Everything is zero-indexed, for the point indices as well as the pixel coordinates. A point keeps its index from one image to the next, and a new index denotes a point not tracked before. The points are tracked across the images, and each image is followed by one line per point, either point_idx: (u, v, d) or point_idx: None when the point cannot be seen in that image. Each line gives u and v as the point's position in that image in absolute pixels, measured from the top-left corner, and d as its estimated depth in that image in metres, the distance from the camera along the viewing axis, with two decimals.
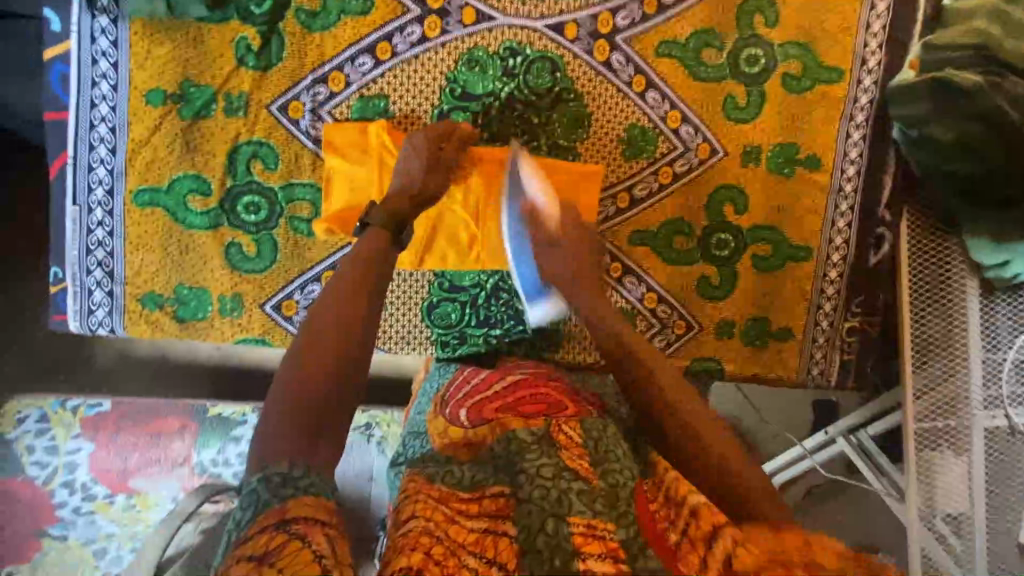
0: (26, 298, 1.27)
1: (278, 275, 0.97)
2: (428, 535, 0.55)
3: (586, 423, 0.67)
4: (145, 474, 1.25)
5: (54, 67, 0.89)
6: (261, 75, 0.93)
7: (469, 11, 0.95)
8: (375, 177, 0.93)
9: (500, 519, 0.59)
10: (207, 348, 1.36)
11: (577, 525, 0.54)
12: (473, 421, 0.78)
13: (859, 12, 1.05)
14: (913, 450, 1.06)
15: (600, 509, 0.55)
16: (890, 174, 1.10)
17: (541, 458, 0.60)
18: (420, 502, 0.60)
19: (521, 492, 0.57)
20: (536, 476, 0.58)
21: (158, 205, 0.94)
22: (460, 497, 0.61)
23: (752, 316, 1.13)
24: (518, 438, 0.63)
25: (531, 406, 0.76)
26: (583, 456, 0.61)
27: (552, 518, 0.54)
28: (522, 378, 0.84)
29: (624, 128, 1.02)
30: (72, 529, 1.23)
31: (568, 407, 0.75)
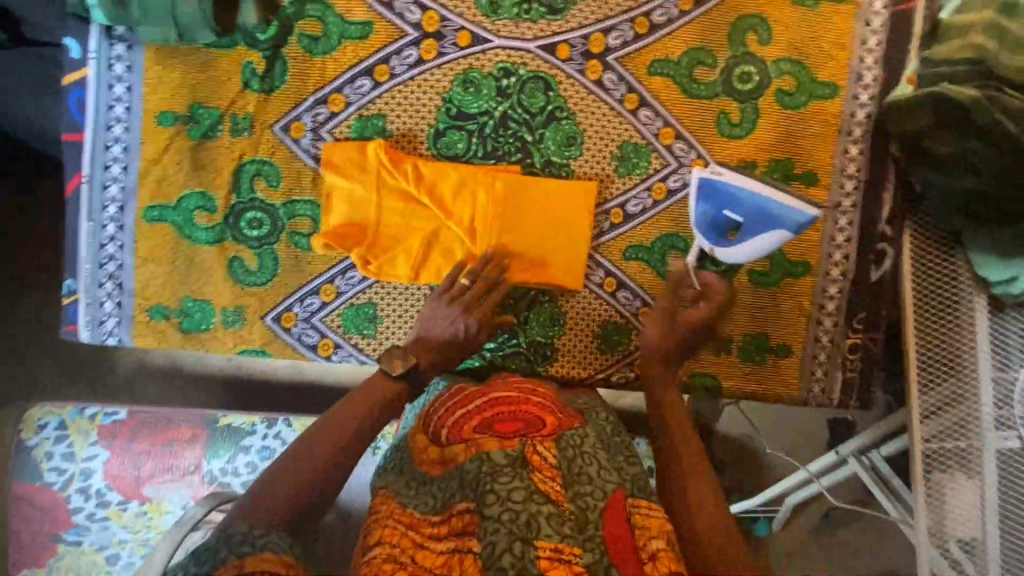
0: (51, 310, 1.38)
1: (278, 289, 1.01)
2: (393, 561, 0.69)
3: (562, 442, 0.78)
4: (158, 482, 1.29)
5: (72, 92, 0.95)
6: (265, 97, 0.97)
7: (464, 34, 0.98)
8: (373, 195, 0.97)
9: (465, 538, 0.71)
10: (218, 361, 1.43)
11: (543, 549, 0.65)
12: (452, 440, 0.81)
13: (853, 27, 1.05)
14: (925, 474, 1.03)
15: (567, 533, 0.67)
16: (890, 189, 1.10)
17: (513, 482, 0.70)
18: (389, 528, 0.73)
19: (490, 511, 0.68)
20: (507, 500, 0.68)
21: (166, 221, 0.98)
22: (430, 521, 0.75)
23: (750, 332, 1.12)
24: (492, 460, 0.73)
25: (509, 423, 0.81)
26: (554, 481, 0.73)
27: (520, 542, 0.65)
28: (500, 395, 0.86)
29: (617, 145, 1.04)
30: (87, 534, 1.27)
31: (545, 423, 0.82)
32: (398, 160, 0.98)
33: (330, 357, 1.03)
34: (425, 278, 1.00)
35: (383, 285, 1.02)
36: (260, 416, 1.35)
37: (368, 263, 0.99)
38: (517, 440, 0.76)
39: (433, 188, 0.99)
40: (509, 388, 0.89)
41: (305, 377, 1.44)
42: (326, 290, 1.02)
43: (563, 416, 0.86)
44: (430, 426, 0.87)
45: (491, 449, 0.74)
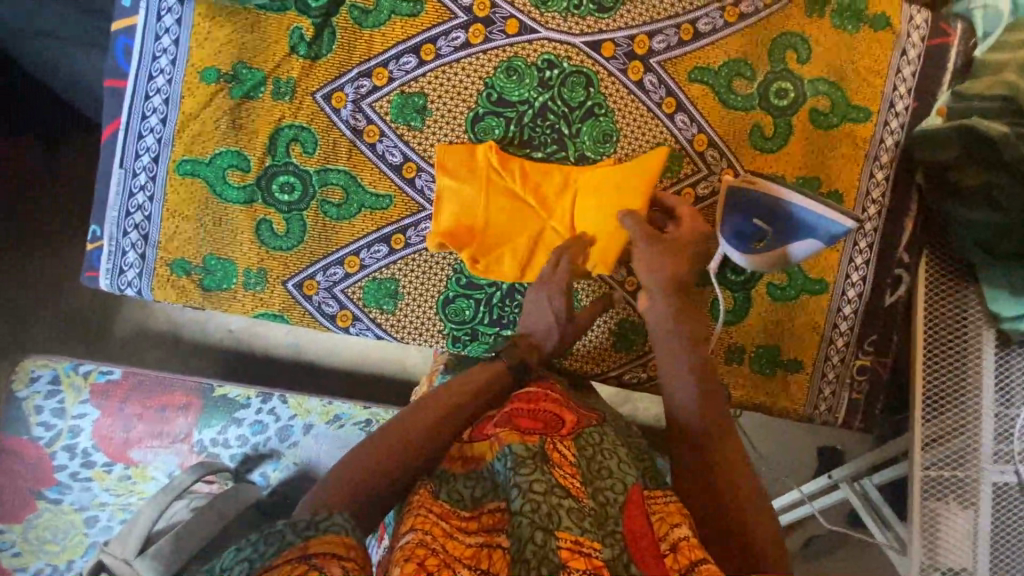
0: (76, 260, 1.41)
1: (304, 255, 1.01)
2: (425, 547, 0.66)
3: (581, 441, 0.80)
4: (145, 446, 1.29)
5: (119, 39, 0.95)
6: (310, 64, 0.97)
7: (512, 22, 1.00)
8: (483, 195, 1.00)
9: (494, 534, 0.72)
10: (218, 330, 1.44)
11: (564, 540, 0.65)
12: (473, 437, 0.83)
13: (889, 56, 1.07)
14: (919, 501, 1.04)
15: (587, 528, 0.67)
16: (911, 217, 1.11)
17: (534, 474, 0.71)
18: (421, 516, 0.72)
19: (516, 505, 0.69)
20: (528, 491, 0.69)
21: (198, 176, 0.98)
22: (460, 513, 0.74)
23: (765, 344, 1.12)
24: (514, 453, 0.74)
25: (527, 421, 0.81)
26: (574, 477, 0.74)
27: (542, 531, 0.66)
28: (519, 393, 0.88)
29: (651, 146, 1.05)
30: (67, 495, 1.26)
31: (563, 422, 0.83)
32: (506, 161, 1.01)
33: (348, 329, 1.03)
34: (527, 274, 1.02)
35: (407, 262, 1.03)
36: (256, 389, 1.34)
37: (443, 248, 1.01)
38: (536, 436, 0.77)
39: (539, 188, 1.02)
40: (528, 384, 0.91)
41: (308, 354, 1.45)
42: (350, 262, 1.02)
43: (581, 415, 0.87)
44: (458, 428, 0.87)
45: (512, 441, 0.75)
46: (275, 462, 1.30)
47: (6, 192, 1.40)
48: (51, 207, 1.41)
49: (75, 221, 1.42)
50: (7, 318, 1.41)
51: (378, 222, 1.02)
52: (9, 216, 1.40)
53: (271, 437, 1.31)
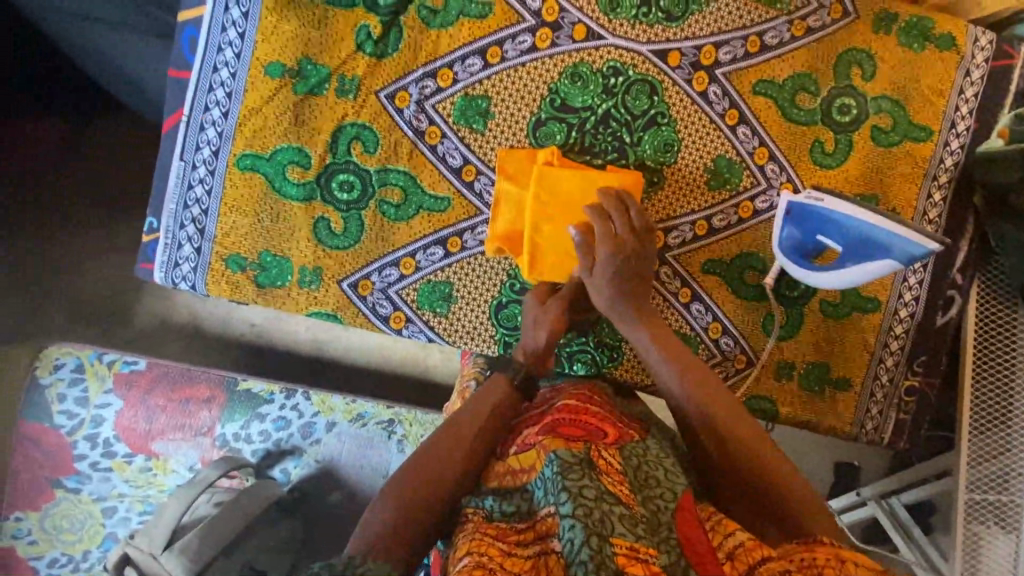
0: (110, 248, 1.39)
1: (359, 255, 1.00)
2: (482, 568, 0.63)
3: (625, 451, 0.77)
4: (167, 439, 1.27)
5: (186, 30, 0.94)
6: (375, 62, 0.96)
7: (580, 28, 0.99)
8: (531, 199, 0.97)
9: (549, 541, 0.66)
10: (247, 323, 1.42)
11: (619, 547, 0.61)
12: (522, 448, 0.79)
13: (954, 76, 1.06)
14: (961, 521, 1.04)
15: (641, 534, 0.63)
16: (967, 238, 1.10)
17: (582, 480, 0.67)
18: (477, 539, 0.68)
19: (566, 509, 0.64)
20: (579, 495, 0.65)
21: (257, 171, 0.96)
22: (515, 528, 0.70)
23: (814, 361, 1.12)
24: (561, 458, 0.70)
25: (571, 429, 0.80)
26: (622, 484, 0.70)
27: (597, 537, 0.61)
28: (564, 404, 0.86)
29: (712, 158, 1.04)
30: (87, 484, 1.25)
31: (606, 433, 0.81)
32: (564, 170, 0.98)
33: (400, 331, 1.02)
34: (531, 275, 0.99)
35: (463, 266, 1.02)
36: (280, 384, 1.32)
37: (502, 254, 1.00)
38: (581, 445, 0.75)
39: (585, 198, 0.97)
40: (573, 396, 0.89)
41: (334, 351, 1.43)
42: (406, 263, 1.01)
43: (625, 430, 0.84)
44: (502, 445, 0.84)
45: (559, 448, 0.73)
46: (297, 459, 1.29)
47: (40, 176, 1.38)
48: (57, 199, 1.38)
49: (110, 208, 1.40)
50: (33, 303, 1.38)
51: (436, 224, 1.00)
52: (44, 201, 1.38)
53: (293, 434, 1.30)
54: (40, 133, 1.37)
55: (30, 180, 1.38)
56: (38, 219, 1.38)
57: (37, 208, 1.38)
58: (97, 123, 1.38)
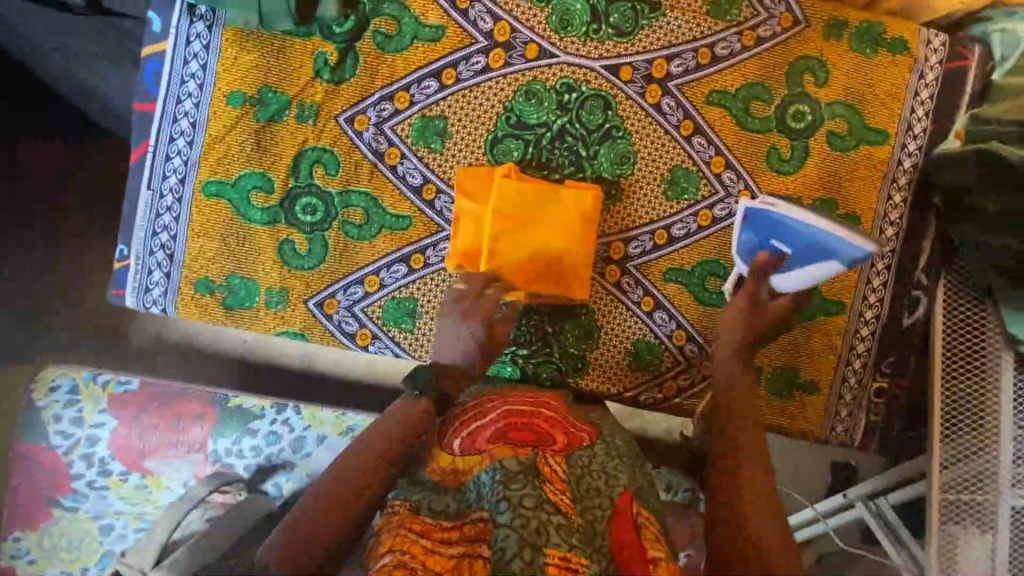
0: (96, 272, 1.42)
1: (325, 274, 1.02)
2: (403, 568, 0.67)
3: (572, 459, 0.80)
4: (159, 456, 1.30)
5: (150, 63, 0.97)
6: (334, 88, 0.99)
7: (532, 46, 1.01)
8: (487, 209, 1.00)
9: (476, 544, 0.71)
10: (230, 339, 1.44)
11: (552, 556, 0.65)
12: (465, 450, 0.83)
13: (907, 79, 1.07)
14: (936, 521, 1.03)
15: (575, 544, 0.67)
16: (928, 239, 1.11)
17: (524, 489, 0.71)
18: (401, 536, 0.71)
19: (502, 519, 0.69)
20: (518, 506, 0.69)
21: (223, 198, 1.00)
22: (441, 525, 0.74)
23: (782, 365, 1.13)
24: (506, 468, 0.74)
25: (521, 434, 0.82)
26: (564, 493, 0.73)
27: (530, 548, 0.65)
28: (514, 406, 0.88)
29: (668, 168, 1.06)
30: (84, 502, 1.28)
31: (556, 439, 0.84)
32: (521, 184, 1.00)
33: (367, 347, 1.05)
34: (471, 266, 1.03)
35: (426, 282, 1.04)
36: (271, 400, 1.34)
37: (463, 269, 1.03)
38: (530, 449, 0.78)
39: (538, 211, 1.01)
40: (524, 400, 0.91)
41: (318, 365, 1.45)
42: (370, 281, 1.03)
43: (573, 433, 0.86)
44: (445, 439, 0.86)
45: (506, 456, 0.76)
46: (287, 474, 1.32)
47: (52, 180, 1.42)
48: (49, 224, 1.42)
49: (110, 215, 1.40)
50: (26, 330, 1.42)
51: (398, 242, 1.03)
52: (55, 203, 1.42)
53: (284, 449, 1.32)
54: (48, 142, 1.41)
55: (17, 205, 1.42)
56: (37, 233, 1.42)
57: (27, 233, 1.43)
58: (79, 149, 1.42)
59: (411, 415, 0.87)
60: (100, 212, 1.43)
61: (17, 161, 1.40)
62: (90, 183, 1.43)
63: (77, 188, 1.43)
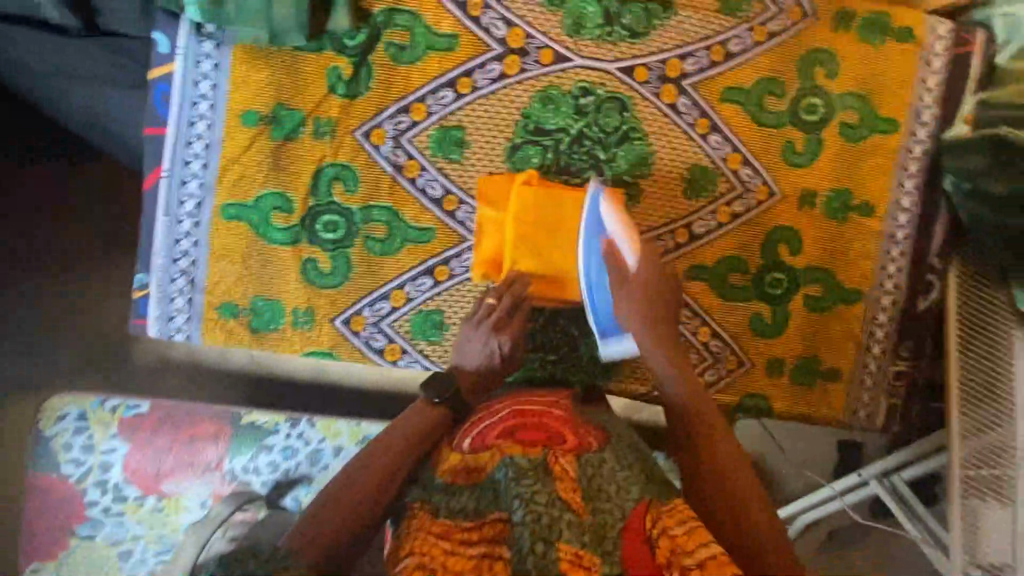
0: (101, 297, 1.39)
1: (350, 291, 1.01)
2: (422, 570, 0.67)
3: (583, 458, 0.79)
4: (176, 478, 1.28)
5: (158, 86, 0.95)
6: (349, 102, 0.98)
7: (547, 52, 1.01)
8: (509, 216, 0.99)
9: (496, 544, 0.71)
10: (240, 357, 1.42)
11: (564, 552, 0.67)
12: (476, 447, 0.83)
13: (915, 67, 1.09)
14: (957, 497, 1.05)
15: (587, 542, 0.68)
16: (941, 223, 1.12)
17: (535, 485, 0.73)
18: (419, 540, 0.71)
19: (517, 516, 0.70)
20: (530, 501, 0.71)
21: (243, 219, 0.98)
22: (461, 526, 0.72)
23: (802, 355, 1.14)
24: (517, 463, 0.76)
25: (531, 433, 0.83)
26: (575, 491, 0.74)
27: (543, 542, 0.68)
28: (523, 404, 0.88)
29: (686, 167, 1.06)
30: (100, 529, 1.26)
31: (565, 437, 0.83)
32: (542, 188, 1.00)
33: (396, 362, 1.04)
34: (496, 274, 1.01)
35: (452, 293, 1.04)
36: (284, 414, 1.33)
37: (488, 278, 1.02)
38: (539, 451, 0.79)
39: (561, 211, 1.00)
40: (537, 398, 0.90)
41: (332, 378, 1.43)
42: (396, 296, 1.03)
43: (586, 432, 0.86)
44: (457, 438, 0.86)
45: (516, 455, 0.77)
46: (307, 486, 1.29)
47: (52, 180, 1.37)
48: (50, 251, 1.38)
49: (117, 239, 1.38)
50: (21, 351, 1.38)
51: (422, 255, 1.02)
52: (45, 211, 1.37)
53: (301, 462, 1.30)
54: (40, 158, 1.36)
55: (13, 230, 1.38)
56: (35, 259, 1.38)
57: (20, 251, 1.38)
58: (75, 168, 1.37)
59: (419, 420, 0.88)
60: (90, 229, 1.38)
61: (14, 187, 1.36)
62: (89, 184, 1.37)
63: (75, 188, 1.37)
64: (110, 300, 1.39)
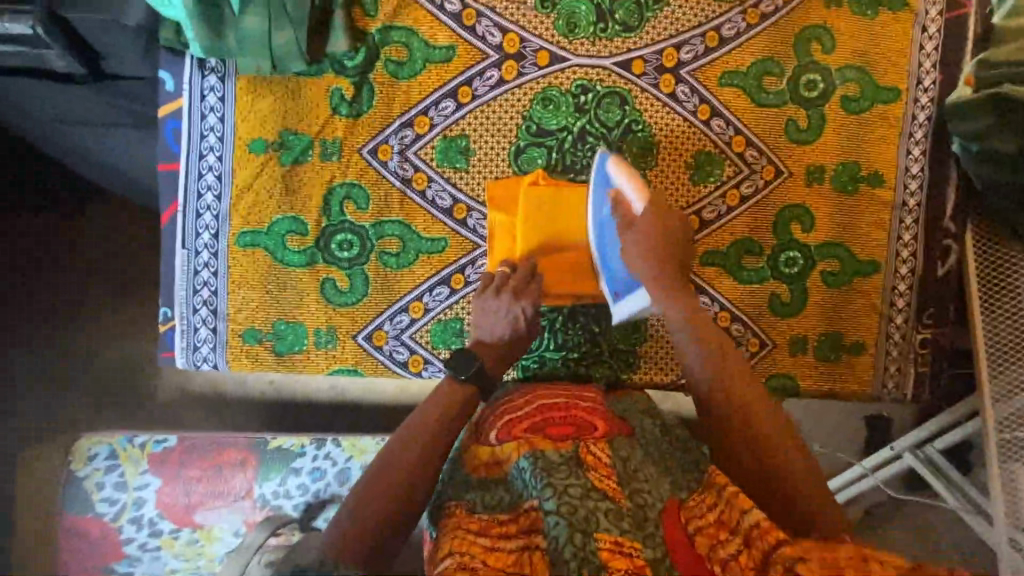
0: (123, 335, 1.41)
1: (369, 307, 1.02)
2: (465, 568, 0.67)
3: (614, 445, 0.83)
4: (207, 508, 1.28)
5: (167, 122, 0.96)
6: (352, 121, 0.99)
7: (543, 53, 1.02)
8: (520, 218, 1.00)
9: (532, 535, 0.71)
10: (261, 383, 1.42)
11: (603, 541, 0.66)
12: (502, 439, 0.85)
13: (911, 34, 1.09)
14: (995, 462, 1.04)
15: (626, 529, 0.68)
16: (952, 187, 1.12)
17: (569, 479, 0.73)
18: (458, 538, 0.71)
19: (550, 505, 0.69)
20: (564, 493, 0.70)
21: (259, 246, 0.99)
22: (498, 520, 0.74)
23: (824, 331, 1.13)
24: (547, 458, 0.76)
25: (560, 429, 0.85)
26: (610, 479, 0.75)
27: (580, 533, 0.66)
28: (549, 401, 0.91)
29: (691, 155, 1.07)
30: (139, 565, 1.26)
31: (597, 428, 0.87)
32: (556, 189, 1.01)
33: (420, 373, 1.04)
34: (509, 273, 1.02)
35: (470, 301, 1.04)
36: (309, 436, 1.33)
37: None
38: (569, 441, 0.81)
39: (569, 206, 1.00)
40: (558, 393, 0.93)
41: (350, 397, 1.43)
42: (415, 307, 1.03)
43: (612, 423, 0.89)
44: (483, 432, 0.88)
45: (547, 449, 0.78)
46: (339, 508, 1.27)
47: (63, 231, 1.39)
48: (69, 296, 1.40)
49: (135, 277, 1.41)
50: (50, 396, 1.40)
51: (437, 265, 1.03)
52: (64, 259, 1.40)
53: (331, 483, 1.31)
54: (45, 213, 1.38)
55: (23, 287, 1.40)
56: (54, 305, 1.40)
57: (41, 300, 1.40)
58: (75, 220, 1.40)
59: (450, 398, 0.88)
60: (108, 273, 1.41)
61: (30, 236, 1.39)
62: (102, 230, 1.39)
63: (90, 236, 1.40)
64: (132, 338, 1.42)
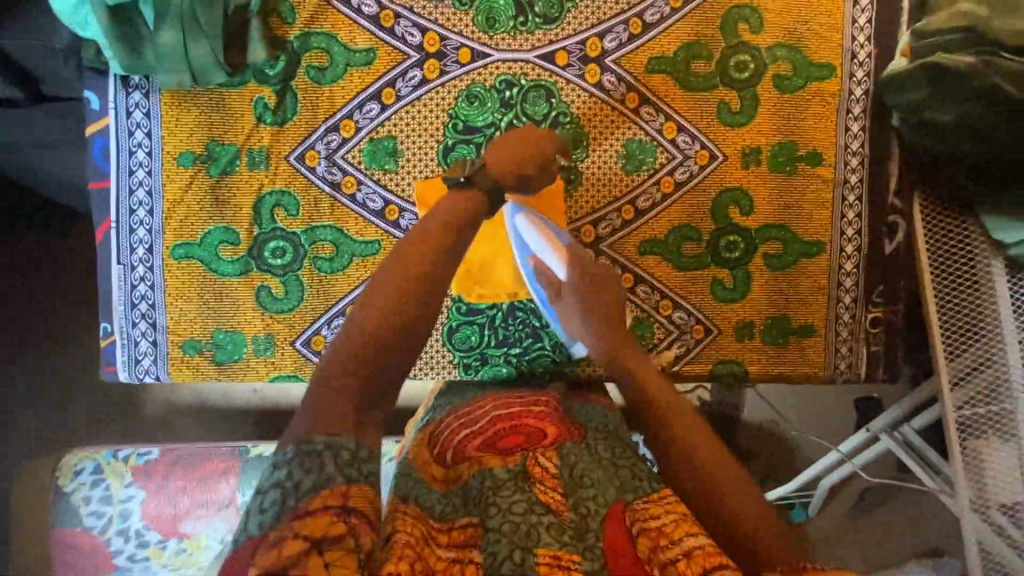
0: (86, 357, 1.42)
1: (305, 313, 1.03)
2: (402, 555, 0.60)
3: (564, 450, 0.75)
4: (194, 518, 1.25)
5: (95, 140, 0.98)
6: (278, 129, 1.00)
7: (464, 51, 1.01)
8: None
9: (468, 549, 0.65)
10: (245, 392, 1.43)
11: (543, 555, 0.61)
12: (454, 458, 0.78)
13: (842, 9, 1.07)
14: (956, 439, 0.99)
15: (566, 541, 0.63)
16: (895, 161, 1.10)
17: (514, 494, 0.67)
18: (401, 519, 0.63)
19: (493, 522, 0.65)
20: (508, 512, 0.65)
21: (193, 258, 1.01)
22: (438, 528, 0.68)
23: (771, 313, 1.12)
24: (495, 475, 0.70)
25: (509, 439, 0.77)
26: (555, 489, 0.69)
27: (520, 549, 0.61)
28: (502, 411, 0.84)
29: (623, 143, 1.06)
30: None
31: (546, 432, 0.79)
32: None
33: None
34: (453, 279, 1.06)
35: None
36: None
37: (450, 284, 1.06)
38: (518, 453, 0.73)
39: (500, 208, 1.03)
40: (513, 402, 0.86)
41: None
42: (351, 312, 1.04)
43: (565, 428, 0.82)
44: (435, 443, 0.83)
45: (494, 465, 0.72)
46: None
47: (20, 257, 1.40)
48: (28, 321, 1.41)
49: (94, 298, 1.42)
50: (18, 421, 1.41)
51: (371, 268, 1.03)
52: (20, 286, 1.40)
53: None
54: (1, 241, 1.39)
55: (22, 287, 1.40)
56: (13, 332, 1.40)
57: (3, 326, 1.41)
58: (65, 234, 1.39)
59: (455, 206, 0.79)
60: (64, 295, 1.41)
61: None
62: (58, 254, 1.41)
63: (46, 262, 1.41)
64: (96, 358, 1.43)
